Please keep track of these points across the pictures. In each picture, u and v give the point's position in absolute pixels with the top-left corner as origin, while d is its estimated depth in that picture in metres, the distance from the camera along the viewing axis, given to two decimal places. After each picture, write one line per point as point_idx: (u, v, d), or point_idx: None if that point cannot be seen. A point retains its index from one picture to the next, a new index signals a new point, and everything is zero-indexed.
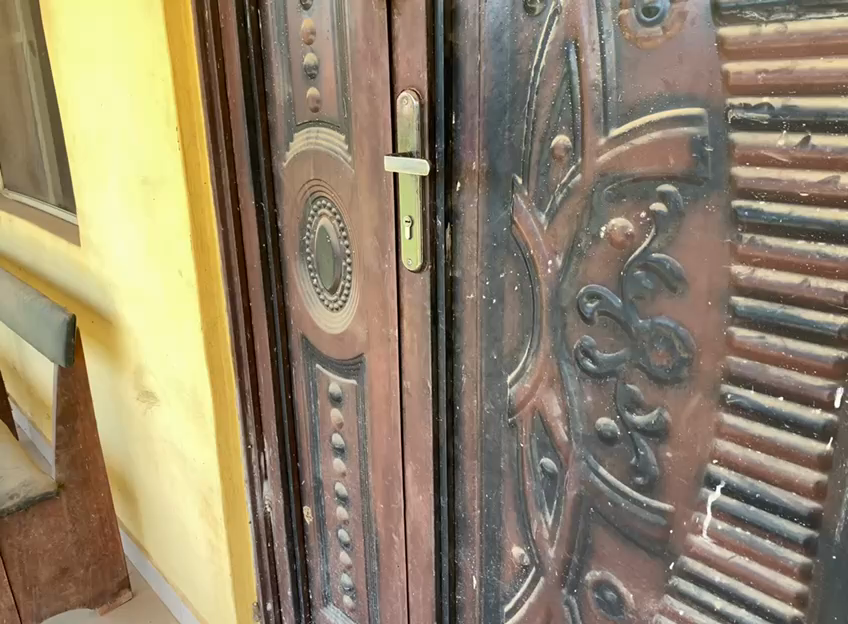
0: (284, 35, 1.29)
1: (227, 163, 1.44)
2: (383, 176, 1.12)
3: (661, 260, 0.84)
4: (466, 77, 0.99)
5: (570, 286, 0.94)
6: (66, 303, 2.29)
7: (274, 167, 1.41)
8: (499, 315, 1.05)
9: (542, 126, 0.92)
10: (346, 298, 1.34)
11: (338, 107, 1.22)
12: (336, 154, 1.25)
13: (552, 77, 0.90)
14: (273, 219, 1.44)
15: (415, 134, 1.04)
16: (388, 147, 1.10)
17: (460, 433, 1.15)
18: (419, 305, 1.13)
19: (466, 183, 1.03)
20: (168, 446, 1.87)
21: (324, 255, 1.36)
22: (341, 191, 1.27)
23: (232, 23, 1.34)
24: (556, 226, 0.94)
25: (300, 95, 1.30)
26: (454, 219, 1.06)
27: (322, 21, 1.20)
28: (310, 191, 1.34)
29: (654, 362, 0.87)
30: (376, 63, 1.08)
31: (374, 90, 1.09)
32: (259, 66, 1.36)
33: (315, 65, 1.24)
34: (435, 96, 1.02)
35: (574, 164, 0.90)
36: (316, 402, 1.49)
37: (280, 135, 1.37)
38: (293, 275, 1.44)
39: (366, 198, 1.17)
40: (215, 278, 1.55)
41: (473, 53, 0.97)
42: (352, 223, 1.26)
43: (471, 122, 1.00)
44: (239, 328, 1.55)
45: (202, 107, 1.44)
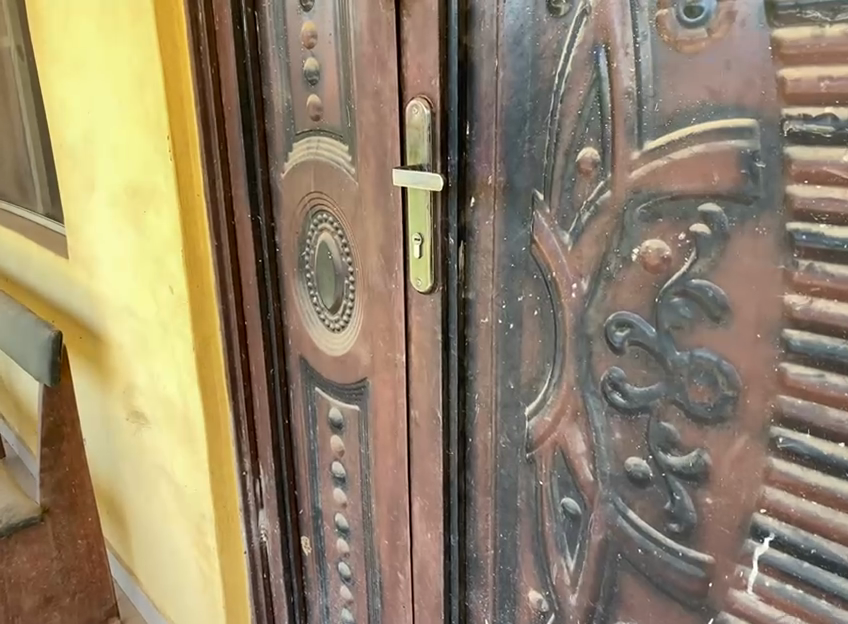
0: (282, 38, 1.21)
1: (221, 174, 1.36)
2: (390, 190, 1.04)
3: (702, 287, 0.76)
4: (482, 83, 0.91)
5: (596, 312, 0.86)
6: (53, 317, 2.19)
7: (272, 178, 1.32)
8: (516, 342, 0.96)
9: (567, 137, 0.84)
10: (348, 318, 1.25)
11: (341, 115, 1.14)
12: (339, 166, 1.17)
13: (579, 84, 0.82)
14: (270, 233, 1.35)
15: (426, 145, 0.96)
16: (395, 159, 1.01)
17: (472, 467, 1.07)
18: (429, 329, 1.04)
19: (481, 198, 0.95)
20: (158, 470, 1.77)
21: (325, 272, 1.27)
22: (343, 204, 1.18)
23: (228, 25, 1.26)
24: (581, 246, 0.86)
25: (300, 102, 1.22)
26: (468, 237, 0.98)
27: (324, 24, 1.12)
28: (310, 204, 1.26)
29: (693, 398, 0.79)
30: (382, 68, 1.00)
31: (380, 98, 1.01)
32: (256, 71, 1.27)
33: (317, 71, 1.16)
34: (448, 104, 0.94)
35: (603, 180, 0.82)
36: (315, 428, 1.41)
37: (278, 144, 1.29)
38: (292, 293, 1.36)
39: (371, 213, 1.09)
40: (208, 296, 1.46)
41: (491, 58, 0.89)
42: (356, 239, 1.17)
43: (487, 132, 0.92)
44: (234, 349, 1.46)
45: (194, 114, 1.36)
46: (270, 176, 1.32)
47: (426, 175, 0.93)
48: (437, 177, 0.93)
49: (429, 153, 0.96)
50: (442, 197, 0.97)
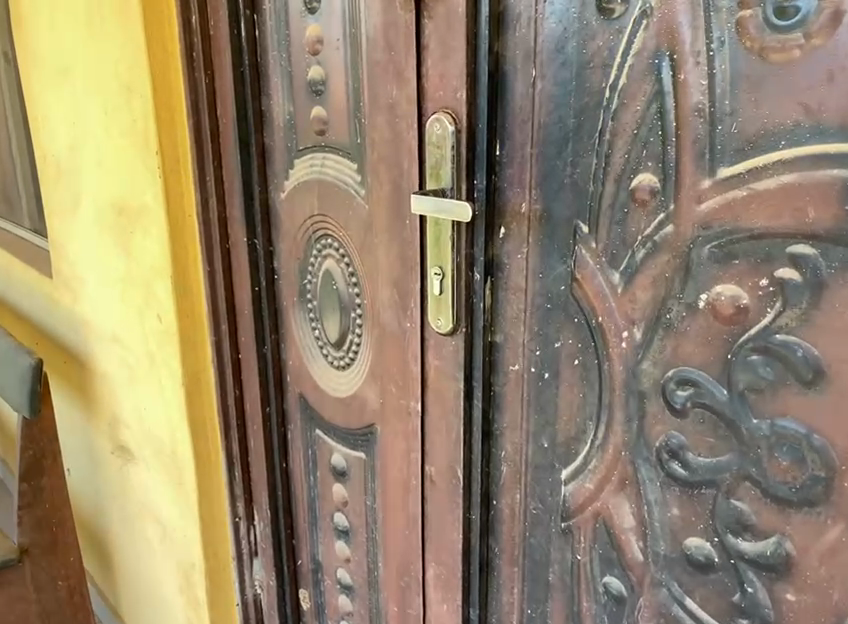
0: (284, 43, 1.09)
1: (215, 194, 1.23)
2: (406, 217, 0.90)
3: (789, 345, 0.63)
4: (516, 96, 0.78)
5: (652, 366, 0.73)
6: (36, 340, 2.05)
7: (271, 199, 1.20)
8: (551, 395, 0.83)
9: (619, 160, 0.71)
10: (355, 355, 1.12)
11: (350, 131, 1.01)
12: (347, 187, 1.04)
13: (635, 98, 0.69)
14: (269, 259, 1.22)
15: (448, 166, 0.83)
16: (411, 182, 0.88)
17: (496, 533, 0.93)
18: (449, 376, 0.91)
19: (513, 229, 0.82)
20: (145, 511, 1.63)
21: (329, 304, 1.14)
22: (351, 230, 1.05)
23: (224, 29, 1.14)
24: (634, 288, 0.73)
25: (303, 115, 1.09)
26: (496, 272, 0.85)
27: (332, 28, 0.99)
28: (313, 228, 1.13)
29: (773, 475, 0.66)
30: (398, 77, 0.87)
31: (395, 111, 0.88)
32: (255, 80, 1.15)
33: (322, 81, 1.04)
34: (474, 120, 0.81)
35: (665, 211, 0.69)
36: (316, 474, 1.28)
37: (278, 161, 1.16)
38: (291, 324, 1.23)
39: (382, 242, 0.96)
40: (200, 327, 1.33)
41: (526, 67, 0.77)
42: (366, 269, 1.04)
43: (520, 153, 0.80)
44: (227, 384, 1.33)
45: (186, 127, 1.22)
46: (269, 195, 1.20)
47: (453, 204, 0.80)
48: (466, 209, 0.80)
49: (452, 176, 0.83)
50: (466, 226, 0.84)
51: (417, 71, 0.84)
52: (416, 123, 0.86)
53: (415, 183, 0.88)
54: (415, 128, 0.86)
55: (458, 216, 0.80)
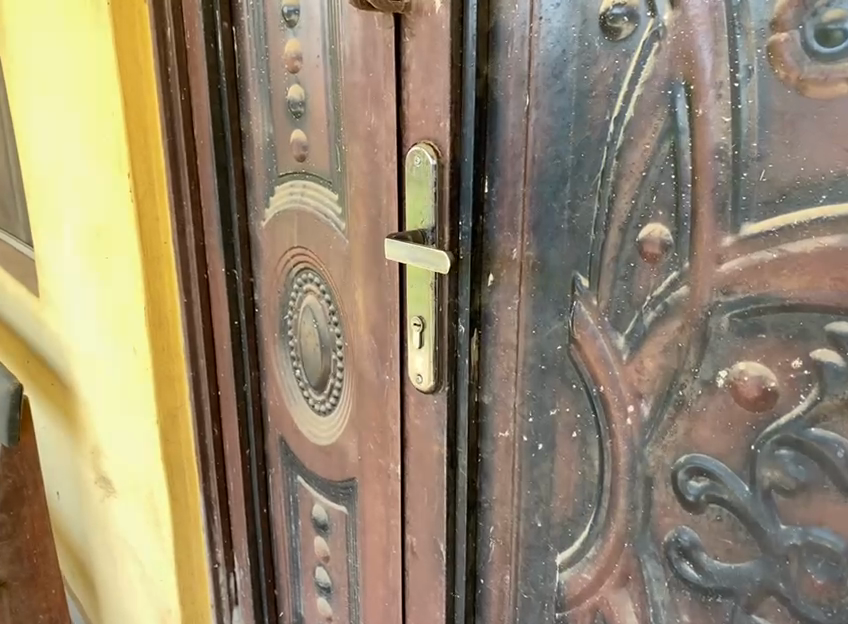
0: (264, 59, 0.99)
1: (192, 219, 1.13)
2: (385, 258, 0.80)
3: (826, 442, 0.51)
4: (507, 128, 0.68)
5: (661, 449, 0.62)
6: (24, 359, 1.97)
7: (250, 226, 1.10)
8: (545, 469, 0.72)
9: (624, 206, 0.60)
10: (335, 401, 1.02)
11: (330, 157, 0.91)
12: (327, 219, 0.94)
13: (645, 134, 0.58)
14: (248, 291, 1.12)
15: (429, 204, 0.72)
16: (391, 220, 0.78)
17: (484, 616, 0.83)
18: (430, 439, 0.80)
19: (503, 278, 0.71)
20: (124, 547, 1.54)
21: (309, 344, 1.04)
22: (332, 267, 0.95)
23: (200, 42, 1.04)
24: (641, 356, 0.62)
25: (283, 137, 0.99)
26: (483, 325, 0.74)
27: (312, 43, 0.89)
28: (293, 261, 1.03)
29: (805, 594, 0.54)
30: (377, 101, 0.77)
31: (374, 139, 0.78)
32: (234, 98, 1.05)
33: (302, 100, 0.94)
34: (460, 153, 0.70)
35: (678, 269, 0.58)
36: (296, 523, 1.17)
37: (258, 186, 1.06)
38: (271, 363, 1.13)
39: (361, 284, 0.85)
40: (177, 361, 1.23)
41: (520, 94, 0.66)
42: (346, 310, 0.94)
43: (513, 191, 0.69)
44: (204, 423, 1.23)
45: (162, 147, 1.13)
46: (249, 223, 1.10)
47: (430, 250, 0.69)
48: (444, 257, 0.69)
49: (434, 215, 0.72)
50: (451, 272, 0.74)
51: (398, 95, 0.74)
52: (396, 154, 0.75)
53: (396, 222, 0.77)
54: (395, 159, 0.76)
55: (436, 265, 0.69)
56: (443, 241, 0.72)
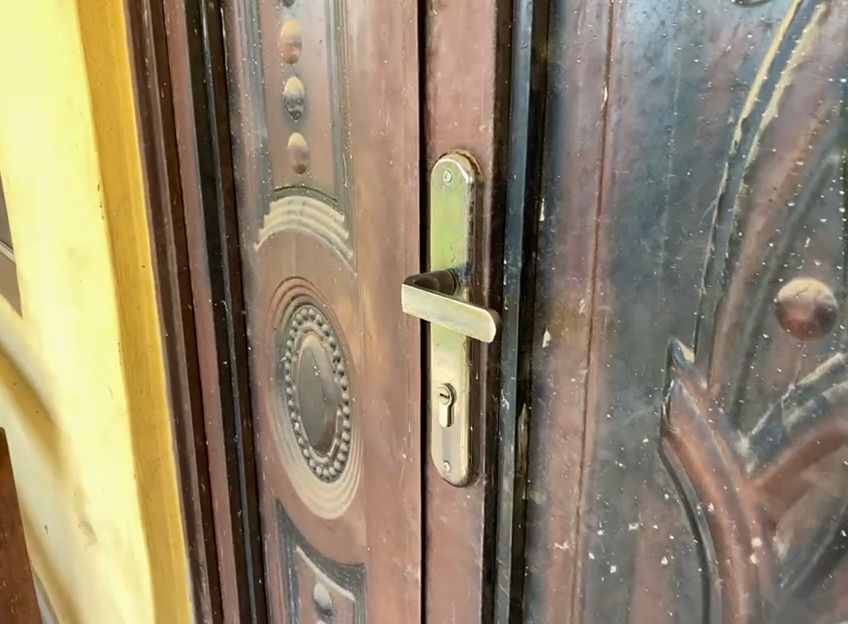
0: (256, 46, 0.80)
1: (174, 240, 0.95)
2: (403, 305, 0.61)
3: None
4: (576, 133, 0.49)
5: (804, 606, 0.42)
6: (10, 380, 1.80)
7: (242, 249, 0.91)
8: (619, 601, 0.53)
9: (756, 252, 0.41)
10: (339, 468, 0.83)
11: (334, 169, 0.72)
12: (331, 246, 0.75)
13: (795, 144, 0.38)
14: (239, 327, 0.94)
15: (463, 235, 0.53)
16: (411, 255, 0.59)
17: None
18: (460, 543, 0.61)
19: (566, 339, 0.52)
20: (109, 602, 1.36)
21: (309, 395, 0.85)
22: (337, 305, 0.76)
23: (180, 28, 0.85)
24: (778, 470, 0.42)
25: (278, 143, 0.80)
26: (535, 400, 0.55)
27: (313, 25, 0.70)
28: (291, 295, 0.84)
29: None
30: (393, 97, 0.57)
31: (388, 149, 0.59)
32: (222, 95, 0.86)
33: (301, 98, 0.75)
34: (507, 167, 0.51)
35: (845, 350, 0.38)
36: (295, 601, 0.98)
37: (250, 202, 0.88)
38: (265, 412, 0.94)
39: (373, 334, 0.66)
40: (157, 403, 1.05)
41: (594, 87, 0.47)
42: (354, 359, 0.75)
43: (582, 221, 0.49)
44: (190, 478, 1.05)
45: (139, 154, 0.94)
46: (241, 246, 0.91)
47: (470, 308, 0.49)
48: (488, 318, 0.49)
49: (470, 250, 0.53)
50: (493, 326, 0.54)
51: (420, 89, 0.54)
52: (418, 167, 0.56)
53: (416, 257, 0.58)
54: (416, 175, 0.56)
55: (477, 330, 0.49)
56: (481, 287, 0.53)
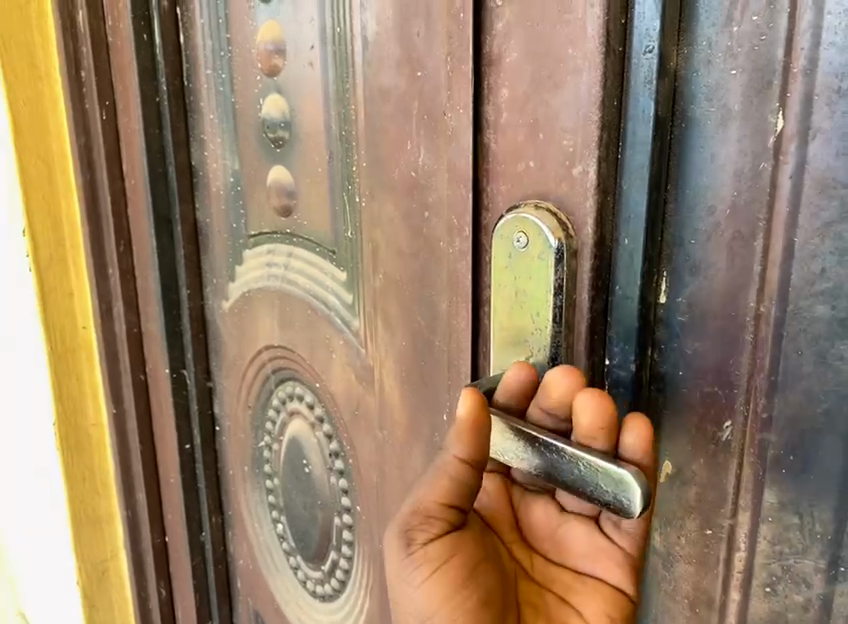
0: (224, 56, 0.62)
1: (122, 296, 0.76)
2: (446, 402, 0.45)
3: None
4: (725, 178, 0.33)
5: None
6: None
7: (207, 306, 0.73)
8: None
9: None
10: (336, 589, 0.65)
11: (332, 215, 0.55)
12: (328, 312, 0.58)
13: None
14: (204, 402, 0.76)
15: (546, 325, 0.36)
16: (458, 342, 0.43)
17: None
18: None
19: (698, 474, 0.36)
20: None
21: (297, 494, 0.67)
22: (337, 389, 0.59)
23: (124, 33, 0.67)
24: None
25: (254, 179, 0.62)
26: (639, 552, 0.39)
27: (302, 26, 0.53)
28: (272, 368, 0.66)
29: None
30: (432, 124, 0.41)
31: (424, 197, 0.43)
32: (180, 116, 0.68)
33: (286, 121, 0.57)
34: (613, 228, 0.34)
35: None
36: None
37: (217, 251, 0.70)
38: (240, 507, 0.76)
39: (402, 436, 0.50)
40: (105, 495, 0.86)
41: (761, 111, 0.31)
42: (361, 461, 0.57)
43: (733, 309, 0.33)
44: (147, 581, 0.86)
45: (75, 189, 0.75)
46: (205, 303, 0.73)
47: (599, 462, 0.33)
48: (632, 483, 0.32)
49: (556, 345, 0.36)
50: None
51: (474, 113, 0.38)
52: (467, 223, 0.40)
53: (466, 346, 0.42)
54: (467, 234, 0.40)
55: (611, 496, 0.32)
56: None
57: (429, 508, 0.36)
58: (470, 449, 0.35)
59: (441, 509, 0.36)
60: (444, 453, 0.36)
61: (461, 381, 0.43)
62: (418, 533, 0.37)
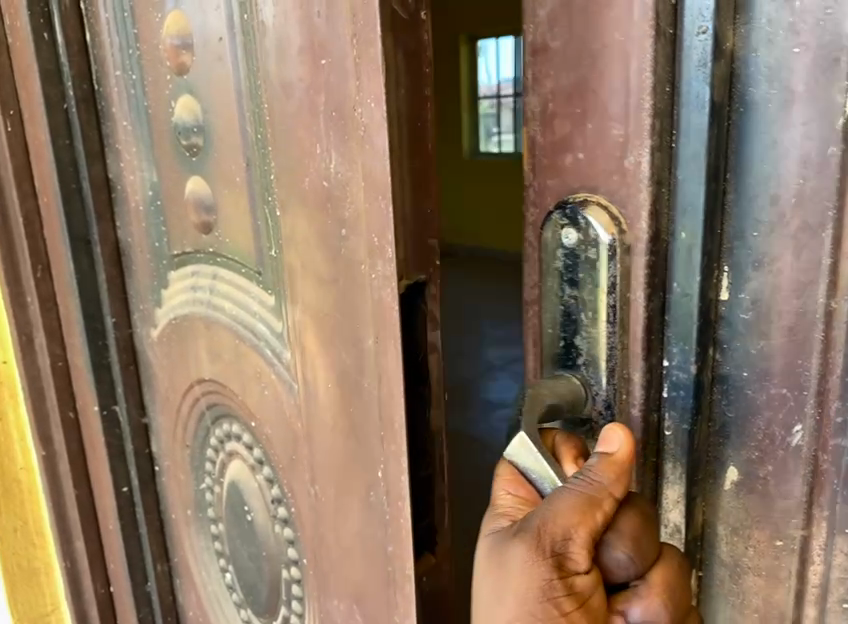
0: (133, 53, 0.56)
1: (42, 327, 0.68)
2: (381, 469, 0.41)
3: None
4: (789, 166, 0.30)
5: None
6: None
7: (136, 335, 0.66)
8: None
9: None
10: None
11: (255, 234, 0.50)
12: (257, 341, 0.52)
13: None
14: (140, 441, 0.69)
15: (600, 325, 0.33)
16: (389, 387, 0.39)
17: None
18: None
19: (768, 480, 0.33)
20: None
21: (242, 543, 0.61)
22: (272, 431, 0.53)
23: (22, 32, 0.61)
24: None
25: (175, 190, 0.57)
26: (711, 560, 0.35)
27: (207, 13, 0.47)
28: (206, 405, 0.61)
29: None
30: (343, 123, 0.38)
31: (339, 213, 0.40)
32: (92, 125, 0.62)
33: (199, 124, 0.52)
34: (669, 221, 0.32)
35: None
36: None
37: (142, 273, 0.63)
38: (187, 555, 0.70)
39: (343, 487, 0.46)
40: (40, 545, 0.78)
41: (828, 93, 0.29)
42: (303, 510, 0.52)
43: (801, 305, 0.31)
44: None
45: None
46: (134, 333, 0.66)
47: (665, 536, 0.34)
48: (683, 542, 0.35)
49: (611, 346, 0.33)
50: (644, 458, 0.34)
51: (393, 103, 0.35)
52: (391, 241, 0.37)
53: (398, 389, 0.39)
54: (388, 254, 0.37)
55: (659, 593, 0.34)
56: (629, 402, 0.34)
57: (581, 536, 0.31)
58: (622, 483, 0.33)
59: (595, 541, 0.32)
60: (594, 470, 0.32)
61: (395, 432, 0.39)
62: (573, 566, 0.32)
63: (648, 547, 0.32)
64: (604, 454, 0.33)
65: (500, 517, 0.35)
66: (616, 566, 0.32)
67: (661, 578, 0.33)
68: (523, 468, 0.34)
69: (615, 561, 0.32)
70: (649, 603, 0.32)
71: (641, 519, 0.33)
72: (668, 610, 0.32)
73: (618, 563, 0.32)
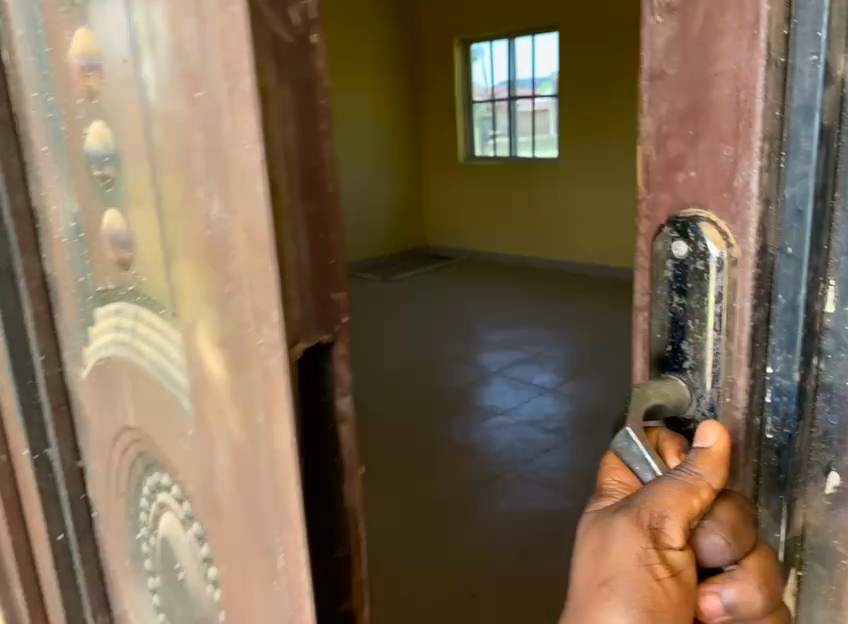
0: (46, 75, 0.51)
1: None
2: (280, 556, 0.41)
3: None
4: None
5: None
6: None
7: (65, 373, 0.65)
8: None
9: None
10: None
11: (167, 276, 0.44)
12: (175, 392, 0.47)
13: None
14: (75, 483, 0.70)
15: (706, 332, 0.35)
16: (281, 458, 0.38)
17: None
18: None
19: None
20: None
21: (175, 595, 0.60)
22: (194, 491, 0.49)
23: None
24: None
25: (97, 224, 0.52)
26: (809, 560, 0.38)
27: (112, 35, 0.41)
28: (132, 451, 0.57)
29: None
30: (230, 152, 0.34)
31: (226, 269, 0.37)
32: (15, 150, 0.58)
33: (115, 158, 0.46)
34: (777, 235, 0.33)
35: None
36: None
37: (68, 315, 0.61)
38: (127, 594, 0.71)
39: (246, 551, 0.44)
40: None
41: None
42: (224, 570, 0.48)
43: None
44: None
45: None
46: (66, 371, 0.65)
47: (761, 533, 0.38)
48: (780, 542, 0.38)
49: (715, 351, 0.35)
50: (748, 457, 0.37)
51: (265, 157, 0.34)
52: (289, 298, 0.40)
53: (289, 468, 0.37)
54: (274, 321, 0.35)
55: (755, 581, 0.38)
56: (732, 405, 0.36)
57: (675, 520, 0.35)
58: (720, 479, 0.35)
59: (690, 525, 0.36)
60: (695, 465, 0.35)
61: (285, 506, 0.39)
62: (666, 543, 0.36)
63: (743, 535, 0.36)
64: (700, 450, 0.36)
65: (603, 499, 0.40)
66: (710, 547, 0.36)
67: (754, 562, 0.36)
68: (635, 459, 0.38)
69: (710, 543, 0.36)
70: (743, 582, 0.36)
71: (740, 510, 0.36)
72: (757, 589, 0.36)
73: (711, 544, 0.36)
